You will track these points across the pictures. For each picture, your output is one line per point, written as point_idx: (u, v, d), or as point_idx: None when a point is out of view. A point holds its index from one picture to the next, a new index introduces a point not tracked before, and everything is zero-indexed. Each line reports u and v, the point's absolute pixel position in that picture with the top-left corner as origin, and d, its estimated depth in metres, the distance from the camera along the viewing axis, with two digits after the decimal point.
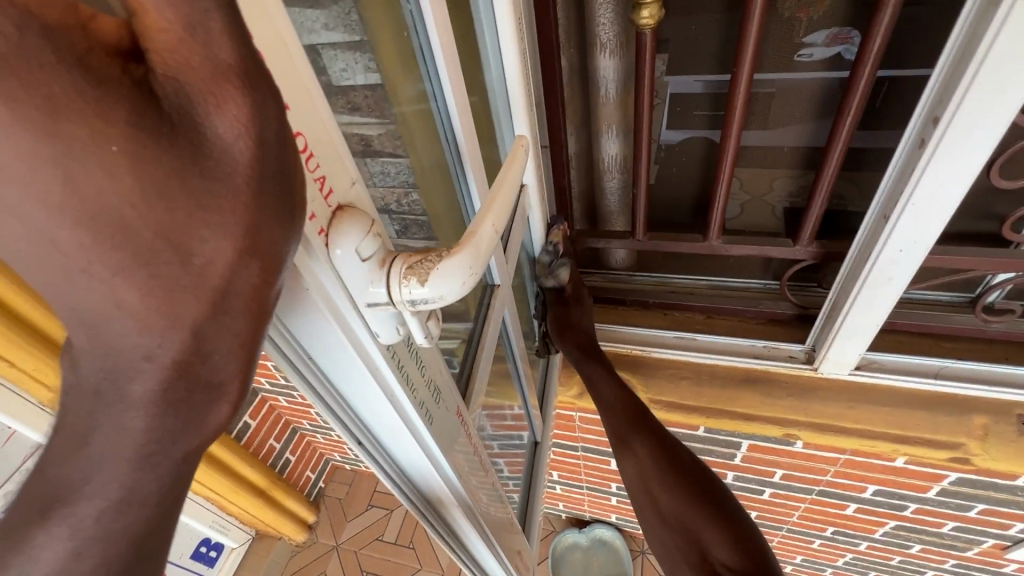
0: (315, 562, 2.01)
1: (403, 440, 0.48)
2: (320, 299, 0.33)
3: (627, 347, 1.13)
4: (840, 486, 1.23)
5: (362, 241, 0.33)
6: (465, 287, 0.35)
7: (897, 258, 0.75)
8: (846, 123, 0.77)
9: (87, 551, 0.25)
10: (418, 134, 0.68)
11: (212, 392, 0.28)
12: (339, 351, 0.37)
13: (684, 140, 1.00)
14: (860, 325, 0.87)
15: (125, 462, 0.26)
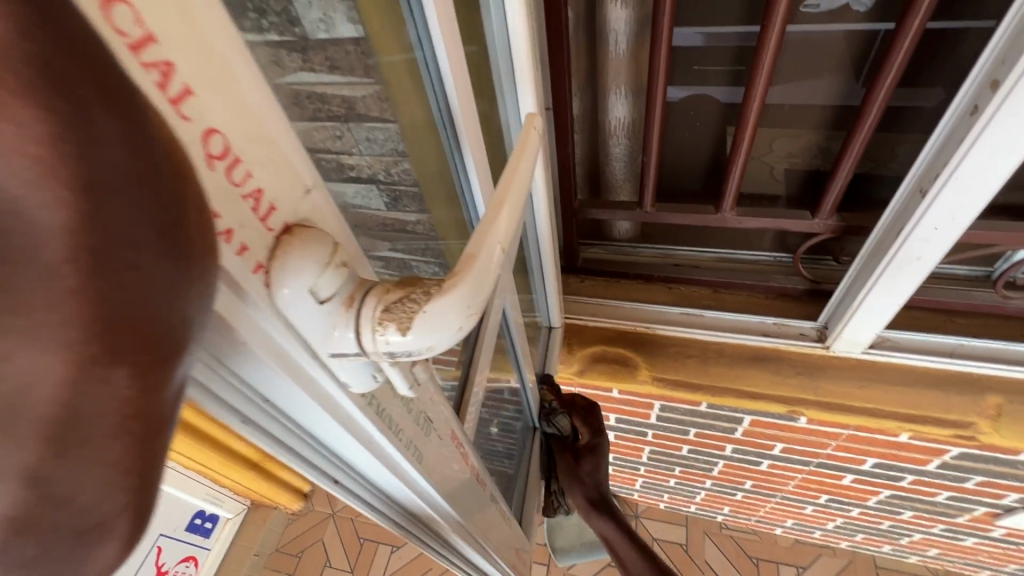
0: (311, 530, 2.02)
1: (385, 474, 0.43)
2: (265, 352, 0.27)
3: (630, 324, 1.08)
4: (840, 459, 1.23)
5: (318, 277, 0.25)
6: (460, 335, 0.26)
7: (930, 236, 0.69)
8: (884, 88, 0.70)
9: None
10: (402, 92, 0.59)
11: (79, 535, 0.15)
12: (297, 399, 0.31)
13: (687, 99, 0.92)
14: (882, 304, 0.82)
15: None
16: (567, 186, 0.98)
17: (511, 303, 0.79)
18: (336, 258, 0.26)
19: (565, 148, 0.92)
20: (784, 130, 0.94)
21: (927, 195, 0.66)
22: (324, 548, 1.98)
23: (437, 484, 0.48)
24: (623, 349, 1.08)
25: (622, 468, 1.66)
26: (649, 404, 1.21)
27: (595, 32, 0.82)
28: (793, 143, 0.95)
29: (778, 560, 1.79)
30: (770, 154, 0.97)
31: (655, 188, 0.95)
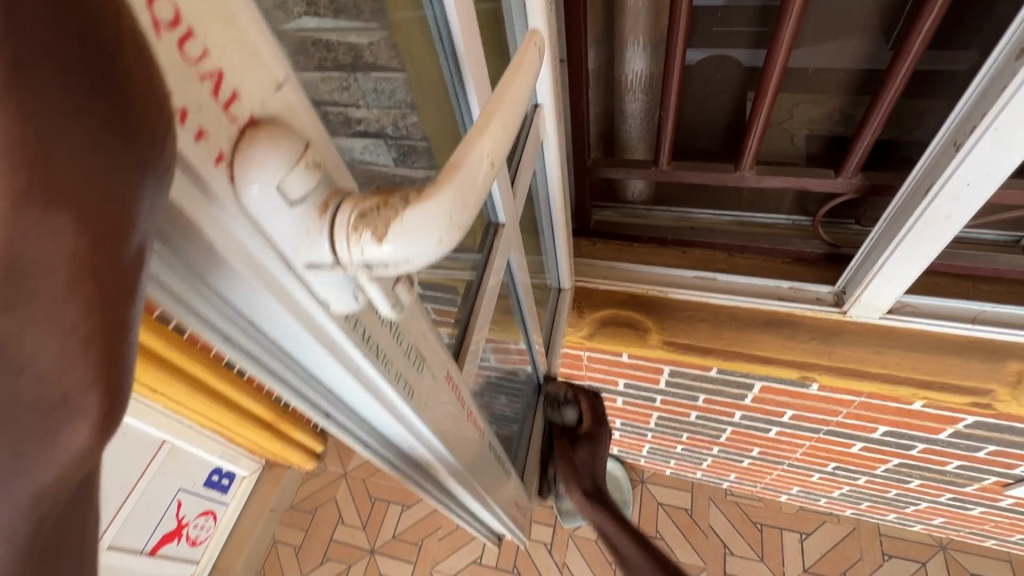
0: (325, 488, 2.09)
1: (374, 408, 0.42)
2: (236, 258, 0.25)
3: (642, 287, 1.06)
4: (850, 426, 1.22)
5: (286, 174, 0.23)
6: (439, 248, 0.24)
7: (962, 193, 0.66)
8: (915, 45, 0.67)
9: None
10: (413, 48, 0.58)
11: (46, 393, 0.14)
12: (276, 317, 0.30)
13: (704, 61, 0.88)
14: (904, 267, 0.79)
15: None
16: (581, 145, 0.95)
17: (519, 257, 0.78)
18: (306, 159, 0.23)
19: (578, 103, 0.89)
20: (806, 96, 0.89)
21: (961, 149, 0.63)
22: (337, 506, 2.04)
23: (430, 424, 0.48)
24: (635, 313, 1.07)
25: (629, 434, 1.68)
26: (658, 368, 1.21)
27: None
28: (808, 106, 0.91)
29: (782, 526, 1.81)
30: (790, 120, 0.93)
31: (672, 146, 0.92)
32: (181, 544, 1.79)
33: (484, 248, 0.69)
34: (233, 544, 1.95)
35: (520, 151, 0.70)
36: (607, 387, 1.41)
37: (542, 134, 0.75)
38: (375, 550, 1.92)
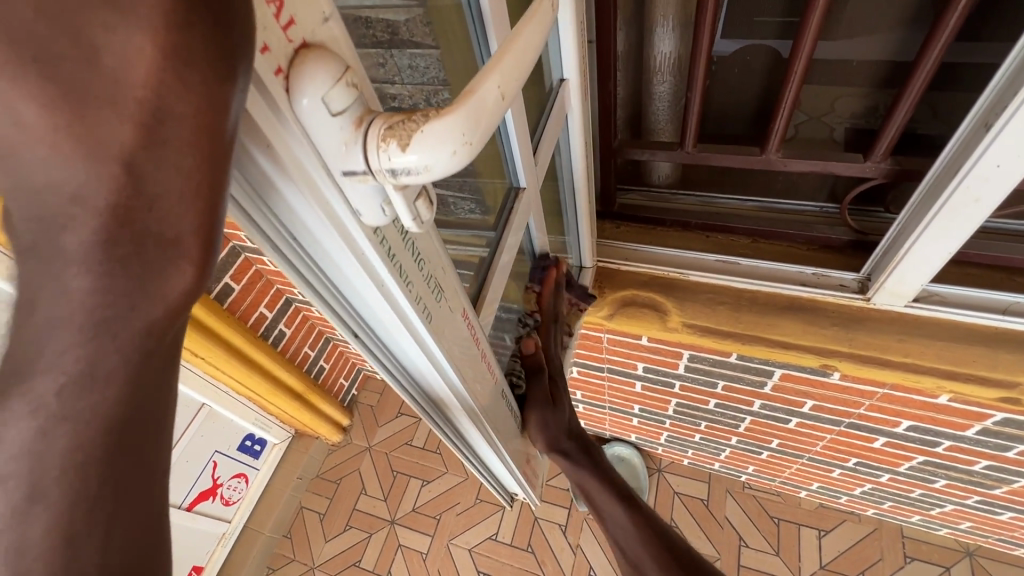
0: (349, 461, 2.17)
1: (396, 331, 0.46)
2: (289, 166, 0.29)
3: (663, 269, 1.08)
4: (872, 420, 1.21)
5: (331, 89, 0.27)
6: (454, 160, 0.27)
7: (990, 175, 0.66)
8: (948, 28, 0.66)
9: (53, 433, 0.24)
10: (448, 36, 0.61)
11: (167, 251, 0.24)
12: (315, 228, 0.34)
13: (740, 50, 0.89)
14: (927, 253, 0.79)
15: (76, 327, 0.23)
16: (607, 128, 0.97)
17: (536, 223, 0.81)
18: (346, 77, 0.27)
19: (605, 83, 0.91)
20: (828, 88, 0.91)
21: (992, 128, 0.62)
22: (361, 477, 2.13)
23: (448, 353, 0.51)
24: (656, 294, 1.08)
25: (647, 421, 1.69)
26: (678, 352, 1.22)
27: None
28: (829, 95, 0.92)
29: (800, 522, 1.79)
30: (831, 114, 0.94)
31: (697, 128, 0.93)
32: (216, 503, 1.91)
33: (497, 228, 0.73)
34: (263, 509, 2.05)
35: (542, 129, 0.73)
36: (625, 371, 1.42)
37: (566, 110, 0.77)
38: (396, 521, 1.99)
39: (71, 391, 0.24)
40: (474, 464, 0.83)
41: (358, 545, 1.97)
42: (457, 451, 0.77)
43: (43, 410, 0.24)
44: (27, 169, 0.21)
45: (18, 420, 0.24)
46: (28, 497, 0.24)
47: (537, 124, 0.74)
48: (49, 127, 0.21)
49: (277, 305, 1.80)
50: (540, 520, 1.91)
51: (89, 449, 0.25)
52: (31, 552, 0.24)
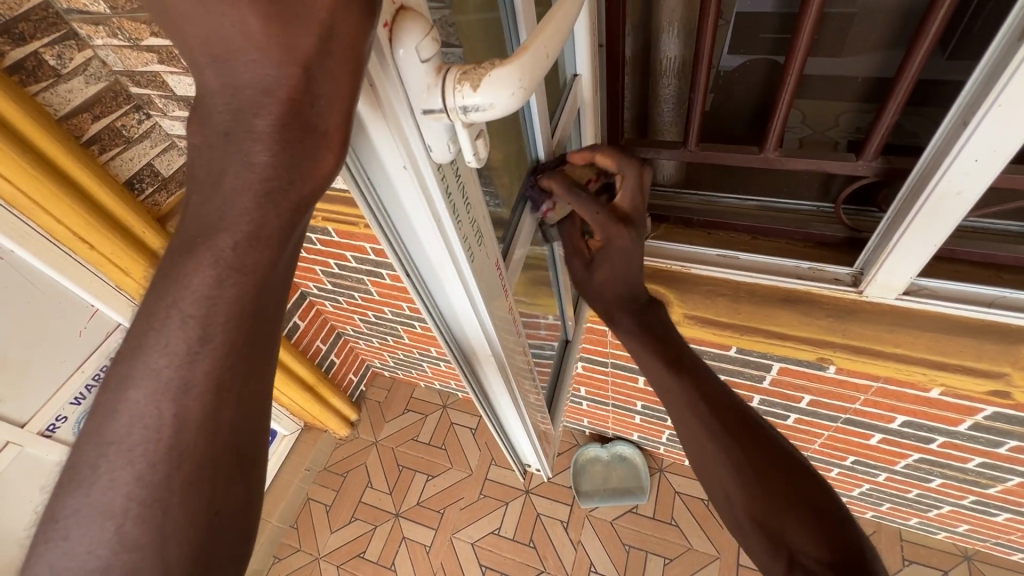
0: (356, 455, 2.21)
1: (441, 270, 0.53)
2: (383, 104, 0.36)
3: (667, 262, 1.13)
4: (869, 416, 1.25)
5: (422, 41, 0.35)
6: (514, 99, 0.37)
7: (971, 169, 0.71)
8: (924, 46, 0.73)
9: (227, 279, 0.33)
10: (475, 38, 0.69)
11: (318, 139, 0.32)
12: (391, 168, 0.41)
13: (744, 64, 0.97)
14: (918, 245, 0.83)
15: (254, 193, 0.32)
16: (612, 126, 1.04)
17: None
18: (432, 34, 0.36)
19: (615, 86, 0.97)
20: (828, 102, 0.99)
21: (969, 125, 0.68)
22: (367, 472, 2.16)
23: (484, 294, 0.59)
24: (659, 286, 1.12)
25: (650, 418, 1.72)
26: None
27: None
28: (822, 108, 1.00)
29: None
30: (836, 127, 1.01)
31: (700, 128, 0.99)
32: None
33: (512, 222, 0.78)
34: (271, 499, 2.10)
35: (559, 115, 0.79)
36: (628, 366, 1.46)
37: (579, 103, 0.83)
38: (400, 514, 2.02)
39: (242, 246, 0.33)
40: (493, 424, 0.91)
41: (363, 536, 2.01)
42: (479, 408, 0.84)
43: (220, 261, 0.33)
44: (240, 67, 0.30)
45: (203, 270, 0.33)
46: (199, 340, 0.34)
47: (552, 114, 0.80)
48: (265, 34, 0.30)
49: (293, 299, 1.84)
50: (542, 516, 1.94)
51: (243, 305, 0.34)
52: (193, 389, 0.34)
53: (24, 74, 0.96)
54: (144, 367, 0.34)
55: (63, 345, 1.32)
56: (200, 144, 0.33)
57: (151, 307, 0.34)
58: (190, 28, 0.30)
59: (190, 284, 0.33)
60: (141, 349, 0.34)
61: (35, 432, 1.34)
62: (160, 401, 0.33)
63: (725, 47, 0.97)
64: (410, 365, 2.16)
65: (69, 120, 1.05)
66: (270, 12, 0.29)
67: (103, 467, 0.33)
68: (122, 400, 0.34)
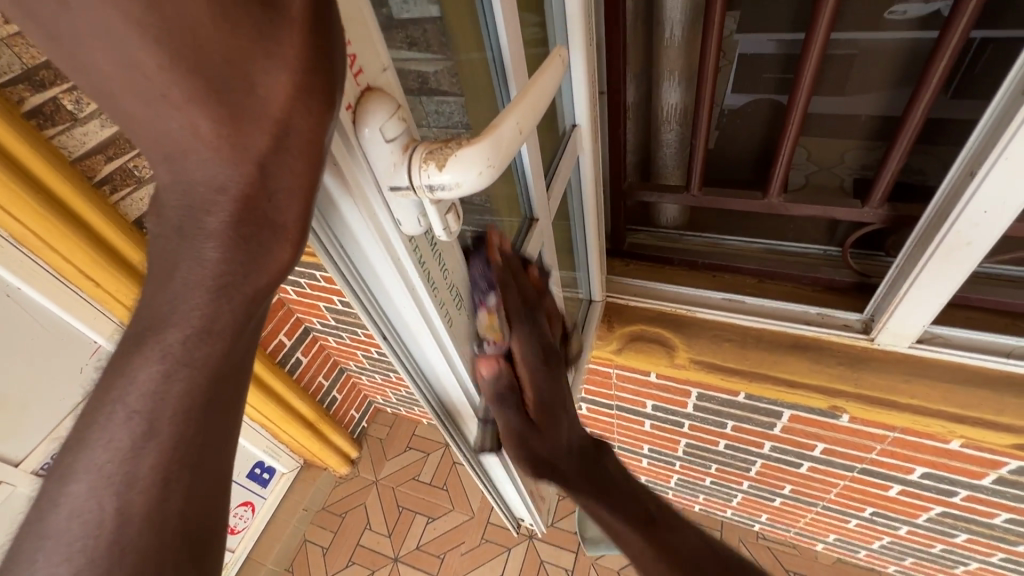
0: (355, 495, 2.15)
1: (419, 332, 0.54)
2: (351, 179, 0.37)
3: (671, 305, 1.11)
4: (885, 466, 1.19)
5: (386, 122, 0.36)
6: (482, 177, 0.36)
7: (980, 220, 0.69)
8: (929, 90, 0.73)
9: (175, 373, 0.33)
10: (479, 87, 0.69)
11: (276, 233, 0.33)
12: (361, 236, 0.42)
13: (748, 105, 0.98)
14: (928, 294, 0.81)
15: (207, 288, 0.32)
16: (617, 171, 1.04)
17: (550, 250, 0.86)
18: (399, 113, 0.36)
19: (615, 133, 0.98)
20: (835, 140, 0.98)
21: (976, 175, 0.67)
22: (366, 513, 2.10)
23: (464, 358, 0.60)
24: (663, 330, 1.11)
25: (657, 462, 1.66)
26: (686, 390, 1.23)
27: (653, 21, 0.87)
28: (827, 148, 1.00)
29: None
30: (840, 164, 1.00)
31: (703, 173, 0.99)
32: None
33: None
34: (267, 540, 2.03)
35: (555, 166, 0.81)
36: (634, 409, 1.43)
37: (579, 152, 0.84)
38: (399, 558, 1.95)
39: (192, 340, 0.33)
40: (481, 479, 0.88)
41: None
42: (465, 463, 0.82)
43: (169, 355, 0.33)
44: (191, 166, 0.31)
45: (151, 364, 0.33)
46: (145, 435, 0.32)
47: (550, 164, 0.81)
48: (218, 135, 0.30)
49: (296, 334, 1.84)
50: (545, 565, 1.86)
51: (194, 397, 0.33)
52: (136, 482, 0.32)
53: (42, 118, 1.00)
54: (87, 459, 0.32)
55: (63, 382, 1.31)
56: (157, 235, 0.33)
57: (97, 401, 0.33)
58: (140, 131, 0.30)
59: (137, 380, 0.33)
60: (86, 438, 0.33)
61: (29, 472, 1.30)
62: (101, 496, 0.31)
63: (729, 88, 0.97)
64: (412, 402, 2.13)
65: (82, 161, 1.09)
66: (221, 113, 0.29)
67: (33, 566, 0.30)
68: (62, 494, 0.32)
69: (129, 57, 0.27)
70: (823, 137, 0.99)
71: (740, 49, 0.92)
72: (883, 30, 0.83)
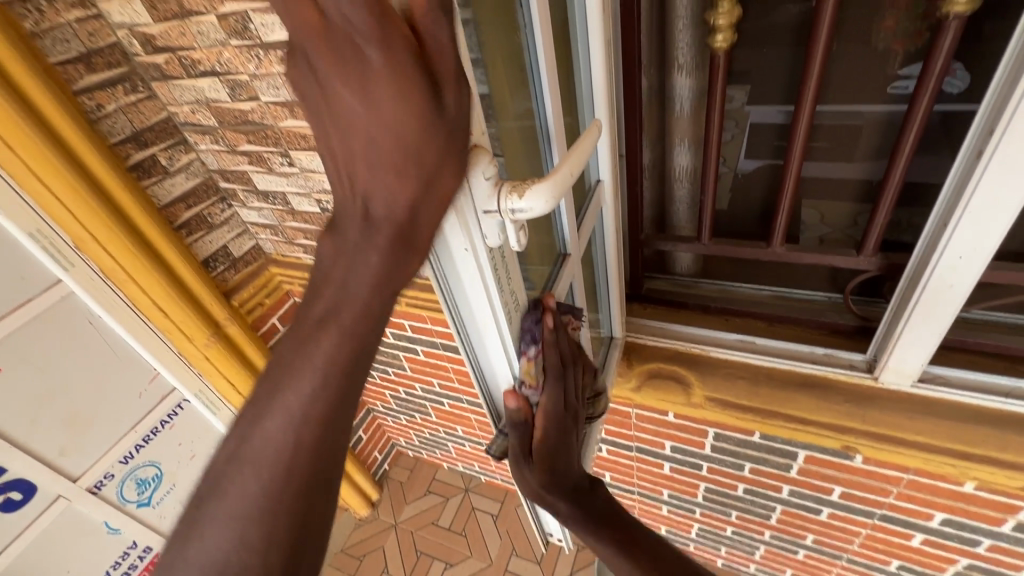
0: (374, 537, 2.17)
1: (486, 332, 0.65)
2: (458, 204, 0.50)
3: (688, 345, 1.20)
4: (905, 512, 1.21)
5: (487, 166, 0.49)
6: (547, 204, 0.50)
7: (957, 265, 0.79)
8: (904, 154, 0.85)
9: (340, 348, 0.46)
10: (518, 146, 0.84)
11: (415, 255, 0.48)
12: (457, 248, 0.54)
13: (757, 168, 1.11)
14: (922, 334, 0.89)
15: (369, 289, 0.47)
16: (635, 223, 1.17)
17: (577, 286, 0.97)
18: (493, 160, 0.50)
19: (633, 189, 1.12)
20: (829, 201, 1.10)
21: (949, 225, 0.77)
22: (384, 556, 2.10)
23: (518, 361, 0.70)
24: (680, 368, 1.19)
25: (677, 510, 1.66)
26: (703, 430, 1.29)
27: (664, 97, 1.03)
28: (828, 207, 1.11)
29: None
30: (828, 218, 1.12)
31: (712, 225, 1.12)
32: None
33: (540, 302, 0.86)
34: None
35: (584, 214, 0.93)
36: (653, 451, 1.47)
37: (601, 204, 0.97)
38: None
39: (355, 322, 0.47)
40: None
41: None
42: None
43: (339, 333, 0.47)
44: (376, 210, 0.45)
45: (325, 339, 0.46)
46: (318, 389, 0.46)
47: (578, 213, 0.93)
48: (398, 191, 0.44)
49: None
50: None
51: (347, 366, 0.47)
52: (308, 427, 0.45)
53: (142, 171, 1.26)
54: (274, 408, 0.45)
55: (124, 405, 1.41)
56: (332, 248, 0.48)
57: (283, 368, 0.46)
58: (350, 188, 0.44)
59: (312, 352, 0.46)
60: (275, 390, 0.46)
61: (85, 487, 1.38)
62: (285, 434, 0.45)
63: (741, 154, 1.10)
64: (435, 445, 2.19)
65: (169, 208, 1.33)
66: (403, 181, 0.44)
67: (236, 483, 0.44)
68: (258, 429, 0.45)
69: (366, 150, 0.43)
70: (820, 200, 1.11)
71: (751, 119, 1.05)
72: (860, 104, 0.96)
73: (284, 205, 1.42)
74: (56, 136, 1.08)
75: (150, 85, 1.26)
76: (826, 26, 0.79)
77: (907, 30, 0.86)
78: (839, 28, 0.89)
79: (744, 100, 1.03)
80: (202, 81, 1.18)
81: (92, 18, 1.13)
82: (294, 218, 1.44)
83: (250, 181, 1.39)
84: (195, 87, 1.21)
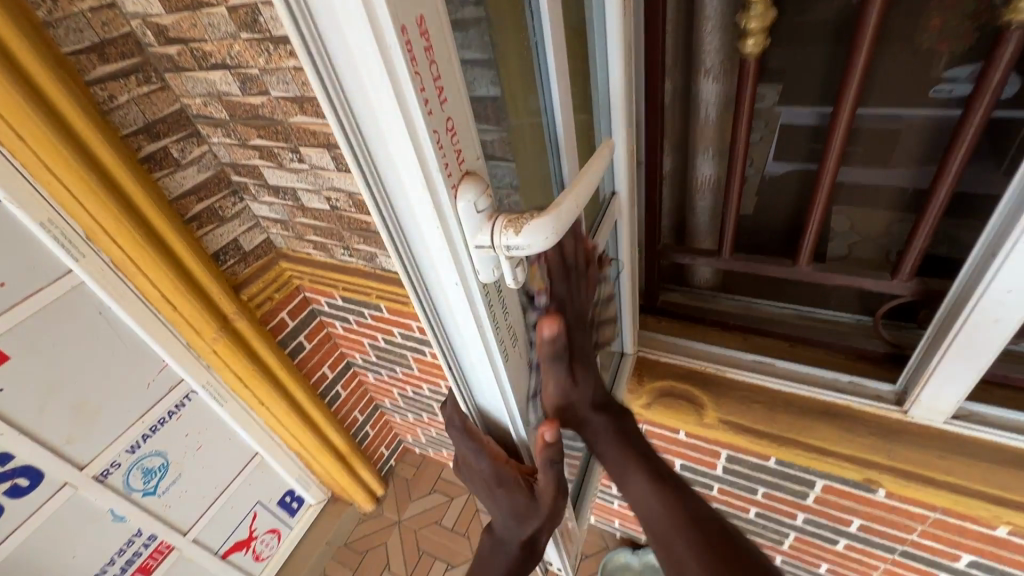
0: (378, 533, 2.17)
1: (479, 363, 0.63)
2: (447, 238, 0.48)
3: (705, 364, 1.14)
4: (928, 550, 1.14)
5: (478, 198, 0.46)
6: (547, 242, 0.46)
7: (1005, 300, 0.72)
8: (952, 169, 0.78)
9: None
10: (528, 147, 0.78)
11: None
12: (448, 281, 0.52)
13: (786, 173, 1.03)
14: (959, 370, 0.82)
15: None
16: (653, 235, 1.12)
17: None
18: (486, 191, 0.47)
19: (653, 197, 1.06)
20: (863, 209, 1.03)
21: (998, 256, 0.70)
22: (386, 554, 2.10)
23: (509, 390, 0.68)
24: (693, 388, 1.13)
25: None
26: (716, 451, 1.23)
27: (689, 102, 0.97)
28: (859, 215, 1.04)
29: None
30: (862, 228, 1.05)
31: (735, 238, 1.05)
32: (245, 556, 1.90)
33: None
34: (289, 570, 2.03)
35: (597, 226, 0.88)
36: None
37: (616, 216, 0.93)
38: None
39: None
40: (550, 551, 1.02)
41: None
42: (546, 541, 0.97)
43: None
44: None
45: None
46: None
47: (592, 223, 0.89)
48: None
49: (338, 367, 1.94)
50: None
51: None
52: None
53: (153, 163, 1.24)
54: None
55: (134, 394, 1.43)
56: None
57: None
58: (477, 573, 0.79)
59: None
60: None
61: (91, 475, 1.39)
62: None
63: (771, 155, 1.03)
64: (440, 444, 2.17)
65: (179, 201, 1.32)
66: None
67: None
68: None
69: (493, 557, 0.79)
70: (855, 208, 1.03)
71: (783, 119, 0.96)
72: (906, 107, 0.88)
73: (294, 201, 1.40)
74: (68, 128, 1.06)
75: (163, 76, 1.24)
76: (870, 28, 0.72)
77: (953, 31, 0.78)
78: (888, 28, 0.82)
79: (775, 100, 0.95)
80: (213, 74, 1.16)
81: (106, 7, 1.11)
82: (304, 213, 1.42)
83: (262, 175, 1.37)
84: (206, 79, 1.19)
